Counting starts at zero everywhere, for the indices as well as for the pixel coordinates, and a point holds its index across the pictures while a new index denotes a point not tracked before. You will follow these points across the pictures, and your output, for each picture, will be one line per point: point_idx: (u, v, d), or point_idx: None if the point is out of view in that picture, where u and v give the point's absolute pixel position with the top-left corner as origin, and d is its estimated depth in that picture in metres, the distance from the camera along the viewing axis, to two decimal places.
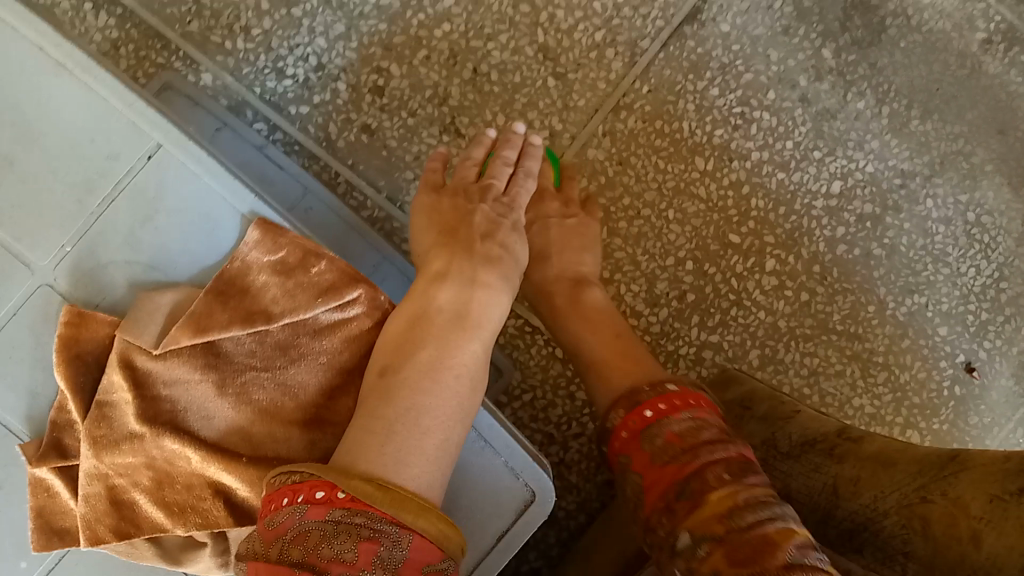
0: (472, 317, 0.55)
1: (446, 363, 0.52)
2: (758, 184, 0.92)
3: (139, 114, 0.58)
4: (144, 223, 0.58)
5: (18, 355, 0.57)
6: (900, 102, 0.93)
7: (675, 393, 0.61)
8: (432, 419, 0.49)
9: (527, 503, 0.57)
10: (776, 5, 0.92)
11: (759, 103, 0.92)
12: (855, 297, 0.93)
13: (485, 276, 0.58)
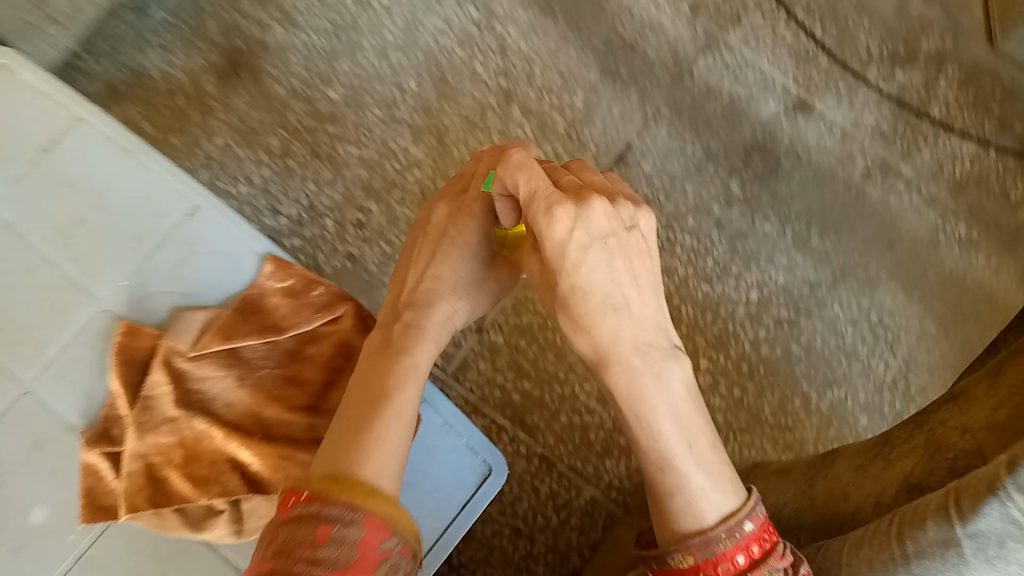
0: (418, 329, 0.58)
1: (399, 365, 0.55)
2: (687, 294, 1.06)
3: (176, 177, 0.67)
4: (184, 263, 0.65)
5: None
6: (802, 224, 1.11)
7: (753, 535, 0.47)
8: (388, 406, 0.52)
9: (486, 477, 0.67)
10: (689, 149, 1.11)
11: (681, 227, 1.08)
12: (783, 392, 1.05)
13: (444, 275, 0.62)
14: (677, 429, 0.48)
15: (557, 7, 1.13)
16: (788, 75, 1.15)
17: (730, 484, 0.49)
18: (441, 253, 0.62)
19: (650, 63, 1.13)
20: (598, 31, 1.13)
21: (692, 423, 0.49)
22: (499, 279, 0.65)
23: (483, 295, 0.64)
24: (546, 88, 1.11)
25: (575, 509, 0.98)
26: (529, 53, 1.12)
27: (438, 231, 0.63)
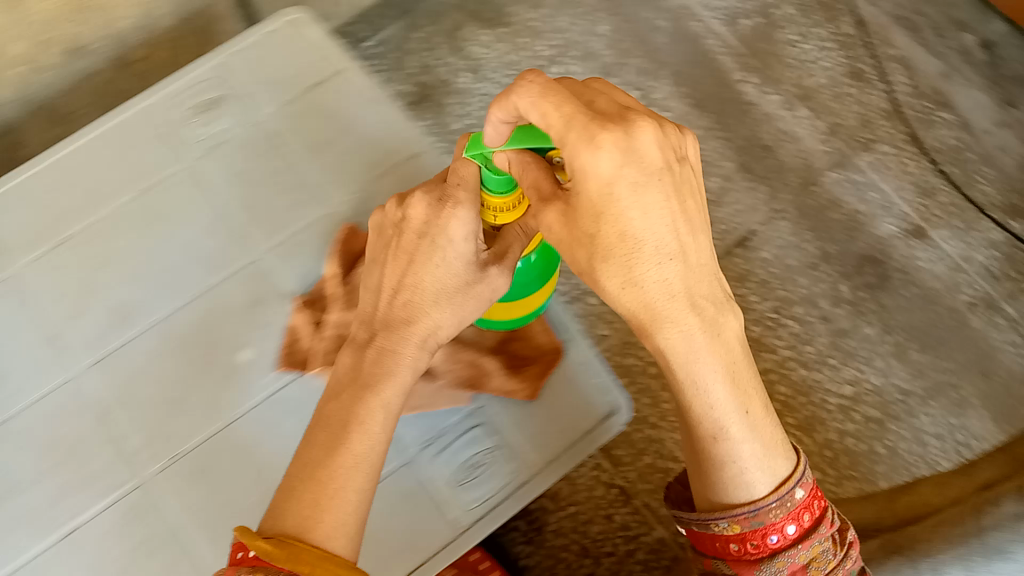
0: (390, 357, 0.52)
1: (370, 400, 0.50)
2: (784, 374, 1.13)
3: None
4: None
5: None
6: (901, 335, 1.14)
7: (801, 503, 0.47)
8: (348, 452, 0.48)
9: (611, 414, 0.64)
10: (805, 246, 1.19)
11: (788, 312, 1.16)
12: (862, 484, 1.07)
13: (429, 297, 0.52)
14: (736, 394, 0.46)
15: (709, 106, 1.26)
16: (908, 202, 1.21)
17: (768, 447, 0.47)
18: (424, 271, 0.52)
19: (785, 164, 1.23)
20: (742, 130, 1.25)
21: (742, 376, 0.46)
22: (492, 281, 0.53)
23: (476, 299, 0.53)
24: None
25: (643, 543, 1.03)
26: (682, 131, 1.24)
27: (410, 250, 0.52)
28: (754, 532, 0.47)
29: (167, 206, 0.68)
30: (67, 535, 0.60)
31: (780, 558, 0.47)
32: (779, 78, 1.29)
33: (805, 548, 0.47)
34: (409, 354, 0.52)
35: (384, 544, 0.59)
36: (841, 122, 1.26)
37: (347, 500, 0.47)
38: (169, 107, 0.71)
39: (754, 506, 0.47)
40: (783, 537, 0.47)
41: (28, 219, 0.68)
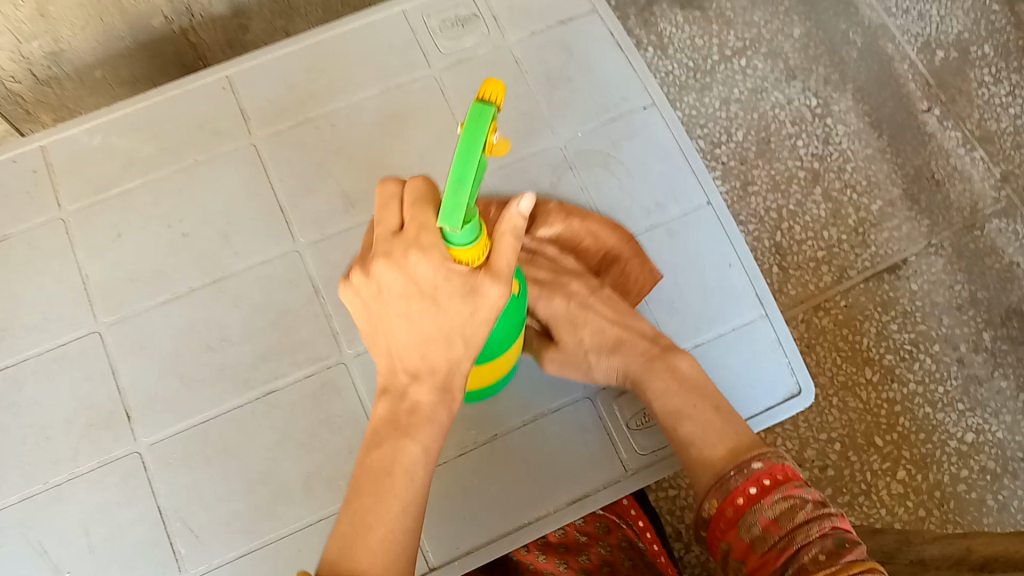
0: (431, 404, 0.44)
1: (403, 446, 0.43)
2: (908, 407, 0.87)
3: (628, 54, 0.73)
4: (605, 121, 0.71)
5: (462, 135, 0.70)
6: (1008, 357, 0.88)
7: (763, 471, 0.49)
8: (391, 493, 0.42)
9: (791, 395, 0.65)
10: (958, 286, 0.91)
11: (926, 348, 0.89)
12: (973, 517, 0.83)
13: (440, 342, 0.43)
14: (686, 401, 0.56)
15: (886, 128, 0.98)
16: None
17: (722, 431, 0.54)
18: (421, 314, 0.42)
19: (952, 200, 0.94)
20: (912, 159, 0.96)
21: (699, 394, 0.56)
22: (490, 303, 0.42)
23: (482, 326, 0.43)
24: (845, 167, 0.97)
25: None
26: (848, 154, 0.97)
27: (401, 292, 0.42)
28: (721, 501, 0.50)
29: (408, 110, 0.71)
30: (265, 396, 0.62)
31: (754, 511, 0.48)
32: (965, 115, 0.98)
33: (769, 502, 0.47)
34: (428, 401, 0.44)
35: (444, 525, 0.61)
36: (1017, 168, 0.96)
37: (395, 538, 0.40)
38: (425, 15, 0.74)
39: (718, 477, 0.51)
40: (749, 498, 0.48)
41: (278, 99, 0.71)
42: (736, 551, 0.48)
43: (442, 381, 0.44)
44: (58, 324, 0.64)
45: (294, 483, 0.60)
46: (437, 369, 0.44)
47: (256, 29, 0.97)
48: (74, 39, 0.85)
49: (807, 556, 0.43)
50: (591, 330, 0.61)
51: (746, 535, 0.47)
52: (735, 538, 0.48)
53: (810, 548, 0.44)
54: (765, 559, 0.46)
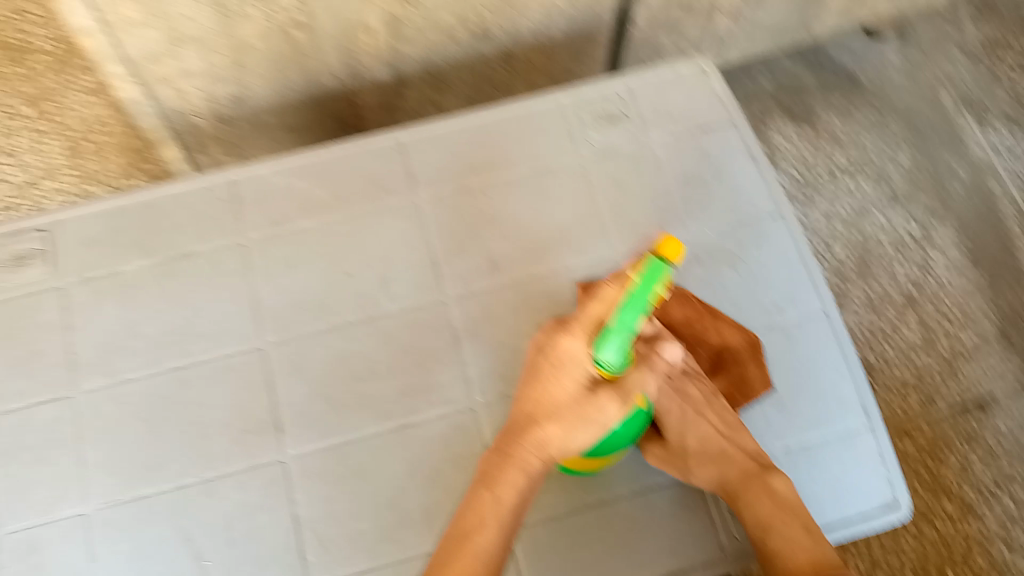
0: (516, 467, 0.61)
1: (487, 500, 0.61)
2: (984, 545, 0.99)
3: (764, 168, 0.79)
4: (737, 225, 0.77)
5: (600, 217, 0.76)
6: None
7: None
8: (470, 543, 0.59)
9: (887, 507, 0.69)
10: None
11: (1007, 488, 1.02)
12: None
13: (544, 420, 0.60)
14: (776, 516, 0.62)
15: (986, 264, 1.17)
16: None
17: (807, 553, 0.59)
18: (551, 392, 0.60)
19: None
20: (1007, 299, 1.14)
21: (786, 511, 0.62)
22: (602, 407, 0.59)
23: (591, 423, 0.60)
24: (940, 296, 1.14)
25: None
26: (945, 284, 1.15)
27: (559, 363, 0.59)
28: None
29: (555, 189, 0.78)
30: (402, 428, 0.69)
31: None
32: None
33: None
34: (528, 464, 0.61)
35: None
36: None
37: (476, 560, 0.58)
38: (580, 109, 0.81)
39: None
40: None
41: (443, 166, 0.79)
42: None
43: (527, 449, 0.61)
44: (227, 338, 0.72)
45: (417, 511, 0.66)
46: (528, 444, 0.61)
47: (412, 99, 1.06)
48: (258, 86, 0.95)
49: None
50: (696, 437, 0.66)
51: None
52: None
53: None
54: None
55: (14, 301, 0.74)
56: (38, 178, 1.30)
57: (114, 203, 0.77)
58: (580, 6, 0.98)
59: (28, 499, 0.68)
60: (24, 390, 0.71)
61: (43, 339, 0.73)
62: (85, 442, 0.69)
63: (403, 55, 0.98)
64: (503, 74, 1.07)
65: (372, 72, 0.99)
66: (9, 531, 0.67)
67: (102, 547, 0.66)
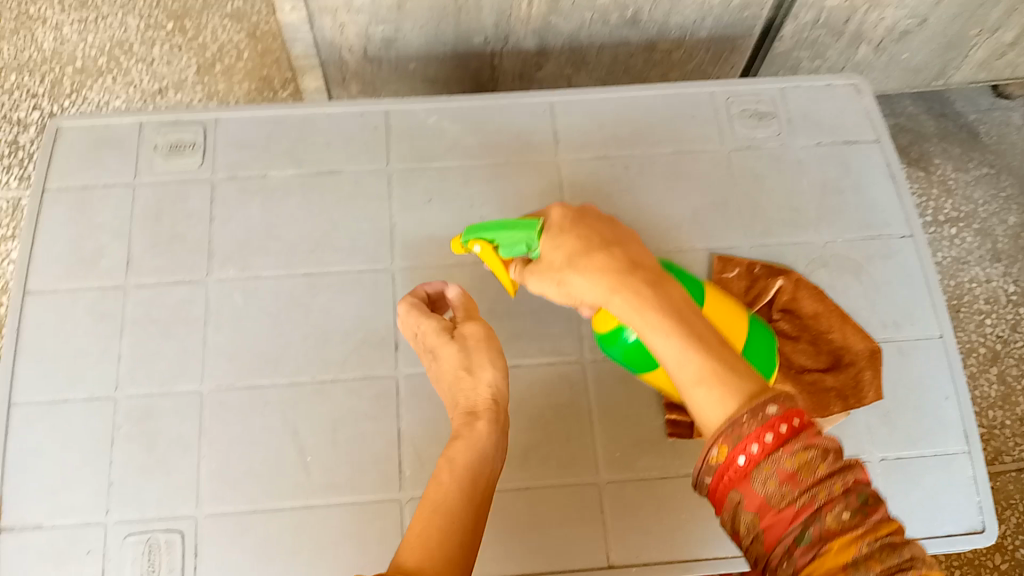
0: (454, 434, 0.57)
1: (442, 461, 0.55)
2: None
3: (901, 188, 0.80)
4: (865, 238, 0.78)
5: (733, 206, 0.78)
6: None
7: (778, 416, 0.45)
8: (418, 516, 0.51)
9: (972, 531, 0.69)
10: None
11: None
12: None
13: (457, 387, 0.60)
14: (680, 337, 0.50)
15: None
16: None
17: (714, 369, 0.48)
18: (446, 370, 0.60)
19: None
20: None
21: (688, 325, 0.51)
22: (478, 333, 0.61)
23: (486, 349, 0.61)
24: None
25: None
26: None
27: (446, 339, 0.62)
28: (732, 448, 0.46)
29: (692, 170, 0.79)
30: (510, 367, 0.71)
31: (766, 464, 0.45)
32: None
33: (788, 452, 0.44)
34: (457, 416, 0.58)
35: (637, 538, 0.66)
36: None
37: (430, 521, 0.50)
38: (729, 101, 0.83)
39: (727, 422, 0.47)
40: (764, 446, 0.45)
41: (586, 132, 0.81)
42: (748, 505, 0.46)
43: (460, 420, 0.58)
44: (359, 254, 0.74)
45: (515, 448, 0.68)
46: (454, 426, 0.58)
47: (547, 70, 1.09)
48: (410, 31, 0.98)
49: (830, 517, 0.42)
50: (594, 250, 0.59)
51: (762, 490, 0.45)
52: (747, 490, 0.45)
53: (832, 506, 0.42)
54: (785, 518, 0.44)
55: (168, 185, 0.76)
56: (165, 87, 1.34)
57: (270, 109, 0.80)
58: (732, 8, 1.01)
59: (150, 368, 0.69)
60: (162, 267, 0.73)
61: (184, 224, 0.74)
62: (211, 325, 0.71)
63: (552, 26, 1.00)
64: (639, 62, 1.09)
65: (519, 37, 1.01)
66: (129, 394, 0.69)
67: (214, 427, 0.68)
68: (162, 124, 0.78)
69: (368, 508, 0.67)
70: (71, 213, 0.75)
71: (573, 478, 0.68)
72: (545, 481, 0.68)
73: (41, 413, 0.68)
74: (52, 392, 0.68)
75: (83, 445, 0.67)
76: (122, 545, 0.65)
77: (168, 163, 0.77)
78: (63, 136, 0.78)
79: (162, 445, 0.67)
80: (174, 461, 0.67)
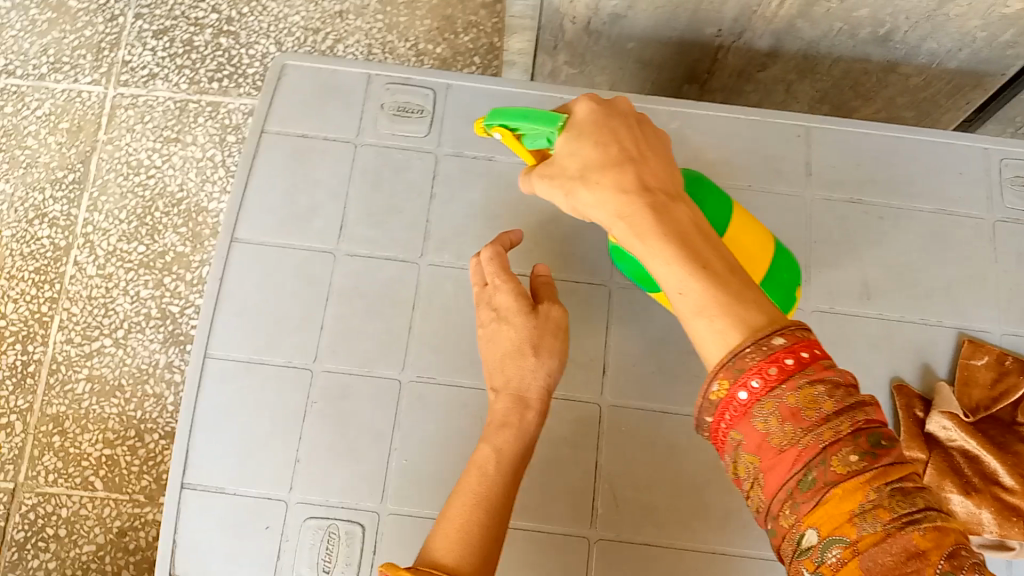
0: (508, 417, 0.56)
1: (484, 448, 0.55)
2: None
3: None
4: None
5: (989, 283, 0.71)
6: None
7: (784, 348, 0.41)
8: (449, 509, 0.51)
9: None
10: None
11: None
12: None
13: (513, 366, 0.58)
14: (681, 261, 0.45)
15: None
16: None
17: (717, 299, 0.43)
18: (507, 340, 0.58)
19: None
20: None
21: (695, 248, 0.45)
22: (547, 313, 0.59)
23: (551, 331, 0.59)
24: None
25: None
26: None
27: (507, 309, 0.59)
28: (733, 383, 0.41)
29: (951, 234, 0.72)
30: None
31: (768, 400, 0.40)
32: None
33: (792, 388, 0.40)
34: (504, 406, 0.57)
35: None
36: None
37: (463, 524, 0.49)
38: (1003, 163, 0.74)
39: (729, 353, 0.42)
40: (767, 383, 0.40)
41: (838, 169, 0.73)
42: (747, 444, 0.41)
43: (509, 403, 0.57)
44: (578, 263, 0.70)
45: (717, 509, 0.64)
46: (498, 409, 0.57)
47: (771, 72, 1.00)
48: (642, 12, 0.90)
49: (836, 459, 0.38)
50: None
51: (765, 427, 0.40)
52: (747, 428, 0.41)
53: (839, 448, 0.38)
54: (786, 460, 0.39)
55: (389, 151, 0.71)
56: (345, 11, 1.27)
57: (505, 85, 0.74)
58: (995, 45, 0.91)
59: (351, 346, 0.66)
60: (374, 240, 0.69)
61: (403, 196, 0.70)
62: (418, 312, 0.67)
63: (795, 30, 0.91)
64: (872, 81, 1.00)
65: (754, 35, 0.93)
66: (328, 369, 0.65)
67: (408, 422, 0.64)
68: (392, 82, 0.73)
69: (557, 542, 0.63)
70: (289, 163, 0.71)
71: (772, 551, 0.63)
72: (741, 549, 0.63)
73: (240, 370, 0.65)
74: (251, 351, 0.66)
75: (273, 411, 0.64)
76: (301, 527, 0.62)
77: (393, 127, 0.72)
78: (289, 77, 0.73)
79: (354, 431, 0.64)
80: (364, 450, 0.63)
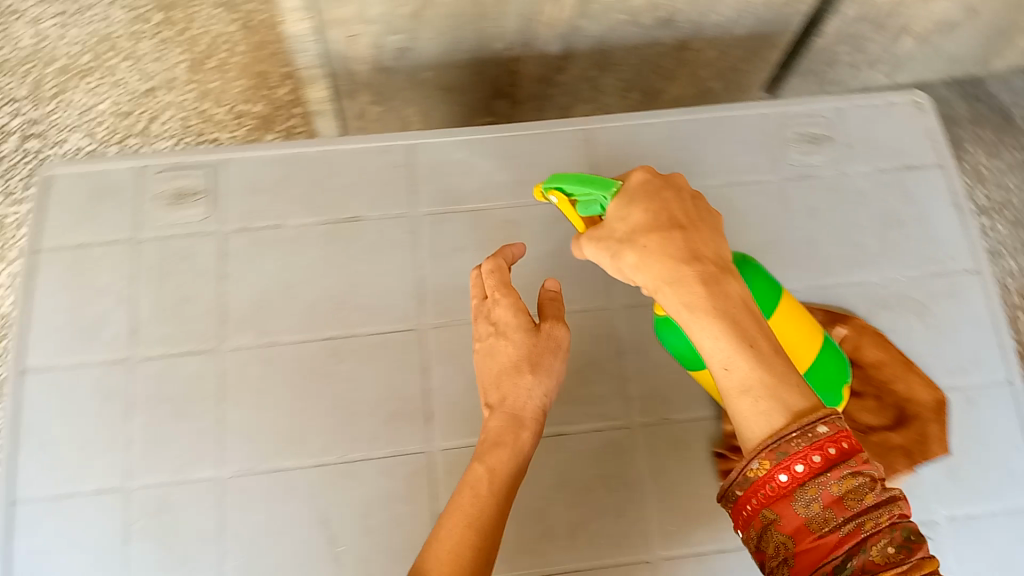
0: (503, 437, 0.52)
1: (477, 473, 0.50)
2: None
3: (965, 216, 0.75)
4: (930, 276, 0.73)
5: (787, 242, 0.72)
6: None
7: (828, 438, 0.42)
8: (436, 538, 0.47)
9: None
10: None
11: None
12: None
13: (509, 385, 0.54)
14: (730, 336, 0.44)
15: None
16: None
17: (766, 382, 0.43)
18: (505, 356, 0.54)
19: None
20: None
21: (744, 325, 0.44)
22: (553, 332, 0.55)
23: (550, 352, 0.55)
24: None
25: None
26: None
27: (505, 326, 0.55)
28: (775, 465, 0.42)
29: (744, 204, 0.73)
30: (555, 436, 0.66)
31: (812, 486, 0.41)
32: None
33: (837, 477, 0.41)
34: (497, 425, 0.53)
35: None
36: None
37: (459, 549, 0.46)
38: (782, 123, 0.76)
39: (775, 435, 0.42)
40: (810, 468, 0.41)
41: (625, 161, 0.74)
42: (782, 525, 0.42)
43: (503, 422, 0.53)
44: (386, 312, 0.68)
45: (563, 528, 0.64)
46: (492, 427, 0.53)
47: (572, 73, 1.01)
48: (426, 41, 0.89)
49: (875, 550, 0.40)
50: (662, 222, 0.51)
51: (804, 512, 0.42)
52: (783, 510, 0.42)
53: (878, 539, 0.40)
54: (822, 543, 0.41)
55: (173, 241, 0.69)
56: (154, 87, 1.24)
57: (284, 149, 0.73)
58: (771, 7, 0.93)
59: (166, 452, 0.64)
60: (171, 337, 0.67)
61: (193, 284, 0.68)
62: (227, 400, 0.65)
63: (580, 29, 0.92)
64: (670, 62, 1.01)
65: (543, 41, 0.93)
66: (144, 483, 0.63)
67: (235, 518, 0.62)
68: (163, 169, 0.71)
69: None
70: (68, 279, 0.68)
71: (621, 557, 0.63)
72: (595, 562, 0.63)
73: (48, 508, 0.62)
74: (56, 487, 0.63)
75: (89, 542, 0.61)
76: None
77: (172, 215, 0.70)
78: (57, 188, 0.71)
79: (180, 542, 0.62)
80: (196, 557, 0.61)
